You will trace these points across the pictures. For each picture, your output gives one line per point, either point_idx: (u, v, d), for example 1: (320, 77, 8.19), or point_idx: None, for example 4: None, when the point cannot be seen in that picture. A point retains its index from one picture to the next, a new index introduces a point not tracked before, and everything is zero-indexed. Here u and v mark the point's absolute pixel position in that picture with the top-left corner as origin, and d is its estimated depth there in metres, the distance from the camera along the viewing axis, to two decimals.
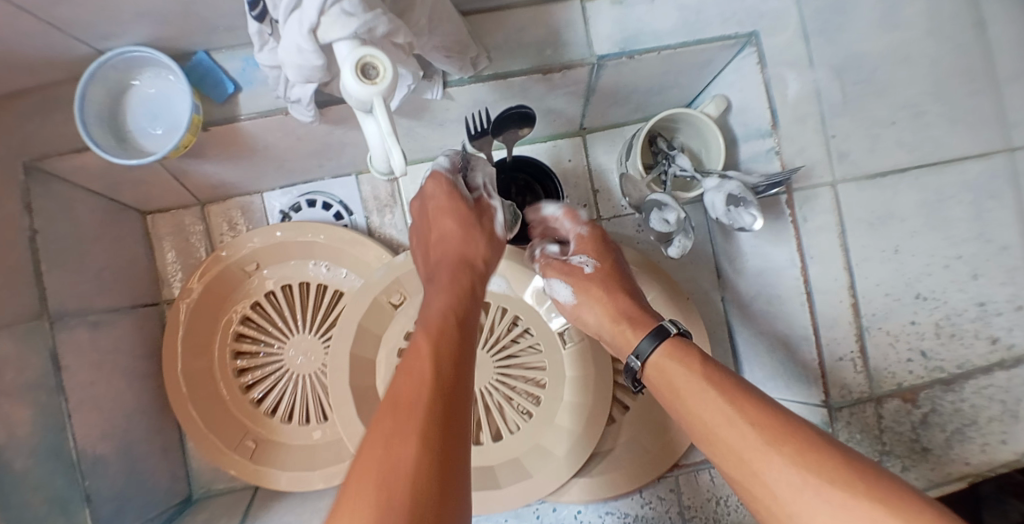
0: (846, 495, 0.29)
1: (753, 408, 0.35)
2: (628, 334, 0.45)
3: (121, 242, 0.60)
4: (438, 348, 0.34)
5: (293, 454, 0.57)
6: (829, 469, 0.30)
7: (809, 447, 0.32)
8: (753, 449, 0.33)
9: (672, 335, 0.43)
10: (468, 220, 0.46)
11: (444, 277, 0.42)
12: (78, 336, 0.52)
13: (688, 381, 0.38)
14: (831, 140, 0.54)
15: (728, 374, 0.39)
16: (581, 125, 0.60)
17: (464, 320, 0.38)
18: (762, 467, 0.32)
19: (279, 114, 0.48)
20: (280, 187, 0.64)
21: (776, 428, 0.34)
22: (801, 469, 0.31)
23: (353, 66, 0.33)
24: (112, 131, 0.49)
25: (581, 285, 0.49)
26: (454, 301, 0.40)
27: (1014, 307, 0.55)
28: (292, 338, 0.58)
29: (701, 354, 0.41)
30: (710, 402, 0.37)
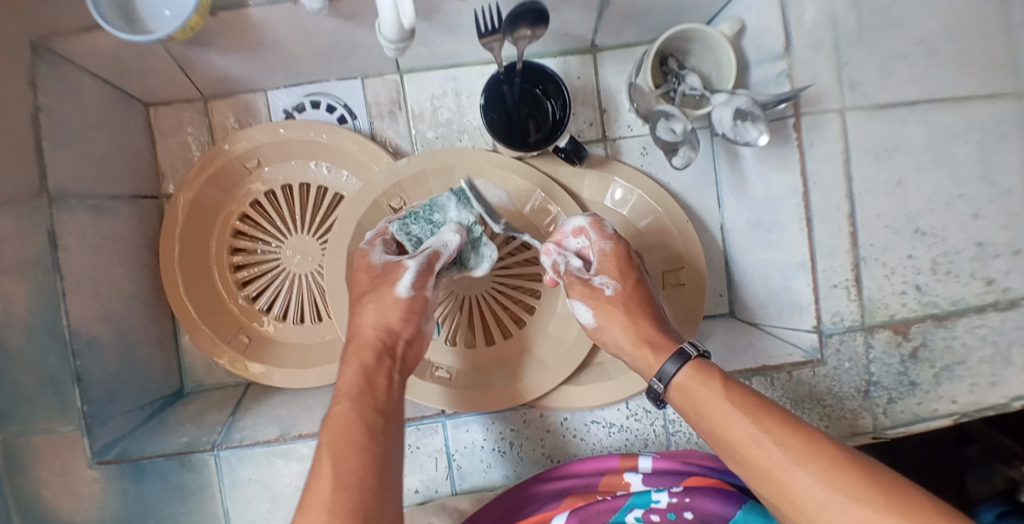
0: (874, 508, 0.31)
1: (777, 428, 0.37)
2: (649, 360, 0.44)
3: (124, 132, 0.60)
4: (343, 434, 0.38)
5: (284, 352, 0.58)
6: (858, 488, 0.32)
7: (840, 460, 0.34)
8: (785, 467, 0.35)
9: (694, 358, 0.43)
10: (371, 288, 0.48)
11: (351, 359, 0.45)
12: (78, 219, 0.51)
13: (718, 402, 0.39)
14: (844, 67, 0.53)
15: (748, 392, 0.40)
16: (592, 42, 0.60)
17: (377, 404, 0.41)
18: (796, 480, 0.34)
19: (288, 3, 0.46)
20: (285, 86, 0.63)
21: (806, 446, 0.35)
22: (832, 485, 0.33)
23: None
24: (120, 11, 0.48)
25: (601, 307, 0.48)
26: (364, 379, 0.43)
27: (1012, 250, 0.55)
28: (289, 238, 0.59)
29: (725, 374, 0.42)
30: (738, 421, 0.38)
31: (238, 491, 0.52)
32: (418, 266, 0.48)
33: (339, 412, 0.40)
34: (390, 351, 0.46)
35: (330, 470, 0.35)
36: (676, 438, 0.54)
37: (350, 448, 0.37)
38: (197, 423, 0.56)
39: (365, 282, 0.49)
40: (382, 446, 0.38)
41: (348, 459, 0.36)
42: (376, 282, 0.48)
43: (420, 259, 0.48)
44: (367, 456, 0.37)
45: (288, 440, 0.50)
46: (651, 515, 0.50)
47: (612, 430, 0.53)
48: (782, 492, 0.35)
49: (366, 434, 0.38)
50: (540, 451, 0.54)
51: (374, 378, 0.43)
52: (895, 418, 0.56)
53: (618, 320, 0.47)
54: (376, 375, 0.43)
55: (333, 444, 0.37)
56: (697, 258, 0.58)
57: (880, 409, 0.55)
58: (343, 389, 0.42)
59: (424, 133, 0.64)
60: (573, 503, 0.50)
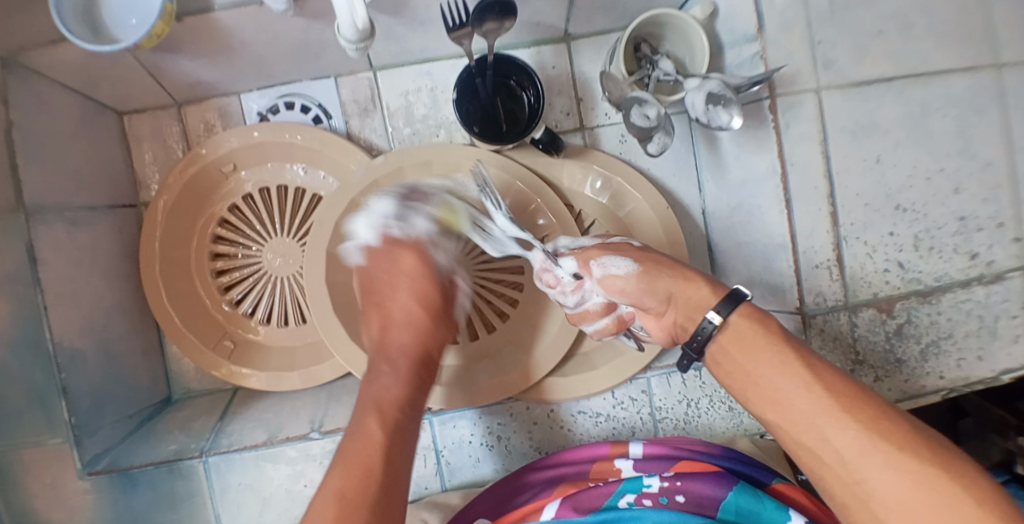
0: (918, 462, 0.32)
1: (829, 379, 0.37)
2: (702, 291, 0.42)
3: (100, 141, 0.60)
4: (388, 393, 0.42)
5: (270, 356, 0.58)
6: (901, 439, 0.33)
7: (884, 415, 0.35)
8: (830, 413, 0.35)
9: (745, 301, 0.42)
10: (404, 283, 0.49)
11: (402, 352, 0.46)
12: (55, 232, 0.51)
13: (764, 353, 0.39)
14: (817, 47, 0.52)
15: (800, 344, 0.40)
16: (566, 30, 0.59)
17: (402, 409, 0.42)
18: (837, 430, 0.35)
19: (254, 5, 0.46)
20: (257, 88, 0.63)
21: (858, 400, 0.36)
22: (877, 436, 0.34)
23: None
24: (86, 19, 0.47)
25: (639, 258, 0.45)
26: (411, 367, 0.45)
27: (994, 223, 0.55)
28: (270, 241, 0.59)
29: (778, 328, 0.41)
30: (785, 369, 0.38)
31: (229, 496, 0.51)
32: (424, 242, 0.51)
33: (387, 391, 0.43)
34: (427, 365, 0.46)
35: (369, 473, 0.37)
36: (663, 425, 0.55)
37: (386, 421, 0.40)
38: (185, 431, 0.56)
39: (381, 267, 0.50)
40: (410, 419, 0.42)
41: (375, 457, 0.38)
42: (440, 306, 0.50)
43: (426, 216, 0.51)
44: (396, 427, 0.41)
45: (276, 444, 0.50)
46: (642, 500, 0.48)
47: (600, 420, 0.54)
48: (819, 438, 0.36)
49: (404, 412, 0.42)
50: (529, 443, 0.54)
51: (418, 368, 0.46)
52: (882, 396, 0.56)
53: (658, 273, 0.44)
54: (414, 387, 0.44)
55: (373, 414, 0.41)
56: (677, 243, 0.57)
57: (868, 387, 0.55)
58: (388, 369, 0.44)
59: (400, 129, 0.63)
60: (563, 492, 0.49)
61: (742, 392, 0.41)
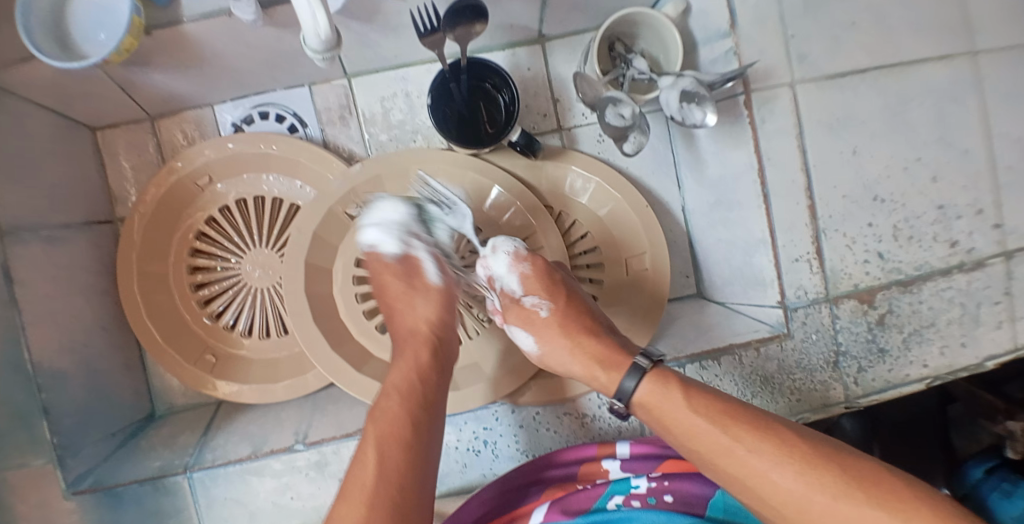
0: (847, 492, 0.34)
1: (744, 426, 0.39)
2: (598, 380, 0.45)
3: (74, 157, 0.59)
4: (388, 407, 0.41)
5: (253, 368, 0.58)
6: (827, 477, 0.35)
7: (806, 452, 0.37)
8: (761, 468, 0.37)
9: (649, 369, 0.43)
10: (403, 285, 0.49)
11: (401, 353, 0.46)
12: (31, 251, 0.50)
13: (681, 414, 0.40)
14: (790, 40, 0.53)
15: (706, 391, 0.42)
16: (540, 32, 0.59)
17: (424, 398, 0.42)
18: (775, 478, 0.36)
19: (222, 17, 0.46)
20: (231, 100, 0.63)
21: (781, 444, 0.37)
22: (808, 476, 0.36)
23: None
24: (53, 36, 0.47)
25: (541, 333, 0.48)
26: (415, 375, 0.43)
27: (974, 211, 0.56)
28: (248, 253, 0.58)
29: (682, 379, 0.42)
30: (705, 428, 0.39)
31: (216, 511, 0.51)
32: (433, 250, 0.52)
33: (387, 405, 0.41)
34: (437, 348, 0.46)
35: (374, 464, 0.37)
36: (650, 423, 0.54)
37: (390, 440, 0.38)
38: (170, 446, 0.55)
39: (394, 284, 0.49)
40: (427, 424, 0.41)
41: (392, 454, 0.38)
42: (444, 295, 0.50)
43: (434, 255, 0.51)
44: (410, 451, 0.38)
45: (261, 457, 0.50)
46: (631, 501, 0.50)
47: (586, 421, 0.54)
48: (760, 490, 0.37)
49: (412, 427, 0.40)
50: (515, 447, 0.53)
51: (422, 374, 0.44)
52: (866, 386, 0.56)
53: (553, 357, 0.48)
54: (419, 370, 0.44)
55: (376, 436, 0.39)
56: (658, 241, 0.57)
57: (851, 378, 0.55)
58: (392, 382, 0.43)
59: (377, 135, 0.63)
60: (551, 495, 0.50)
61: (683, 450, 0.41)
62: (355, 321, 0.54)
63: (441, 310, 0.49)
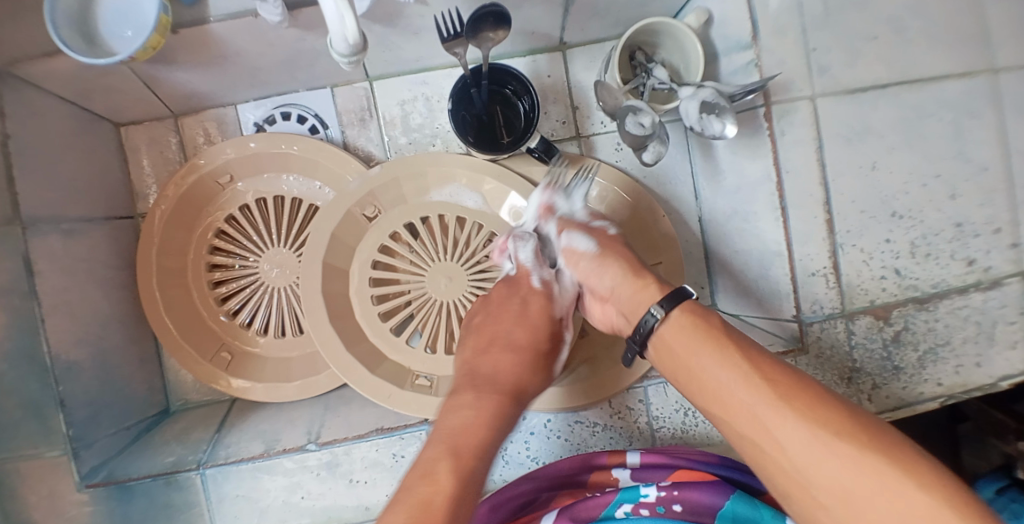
0: (856, 446, 0.30)
1: (766, 368, 0.36)
2: (650, 290, 0.43)
3: (96, 152, 0.60)
4: (465, 432, 0.40)
5: (268, 367, 0.58)
6: (840, 427, 0.31)
7: (823, 407, 0.33)
8: (767, 408, 0.34)
9: (689, 299, 0.41)
10: (507, 312, 0.49)
11: (479, 386, 0.44)
12: (51, 244, 0.51)
13: (705, 351, 0.38)
14: (811, 54, 0.53)
15: (744, 338, 0.39)
16: (561, 39, 0.59)
17: (492, 437, 0.41)
18: (776, 425, 0.33)
19: (248, 16, 0.47)
20: (253, 99, 0.63)
21: (794, 387, 0.34)
22: (816, 426, 0.32)
23: None
24: (82, 33, 0.48)
25: (603, 241, 0.48)
26: (495, 410, 0.42)
27: (991, 229, 0.56)
28: (266, 252, 0.58)
29: (721, 324, 0.39)
30: (722, 365, 0.37)
31: (227, 507, 0.51)
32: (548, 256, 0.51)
33: (467, 426, 0.41)
34: (518, 398, 0.45)
35: (443, 481, 0.36)
36: (661, 434, 0.54)
37: (462, 461, 0.38)
38: (183, 442, 0.56)
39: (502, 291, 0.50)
40: (483, 466, 0.39)
41: (457, 476, 0.37)
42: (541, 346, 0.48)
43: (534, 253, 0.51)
44: (467, 480, 0.37)
45: (273, 455, 0.50)
46: (639, 510, 0.49)
47: (597, 430, 0.54)
48: (762, 434, 0.34)
49: (478, 455, 0.39)
50: (526, 454, 0.54)
51: (503, 413, 0.43)
52: (879, 403, 0.56)
53: (615, 258, 0.46)
54: (500, 429, 0.42)
55: (449, 453, 0.38)
56: (674, 251, 0.58)
57: (865, 394, 0.55)
58: (465, 405, 0.43)
59: (396, 138, 0.64)
60: (562, 502, 0.51)
61: (691, 388, 0.39)
62: (370, 324, 0.54)
63: (537, 372, 0.47)
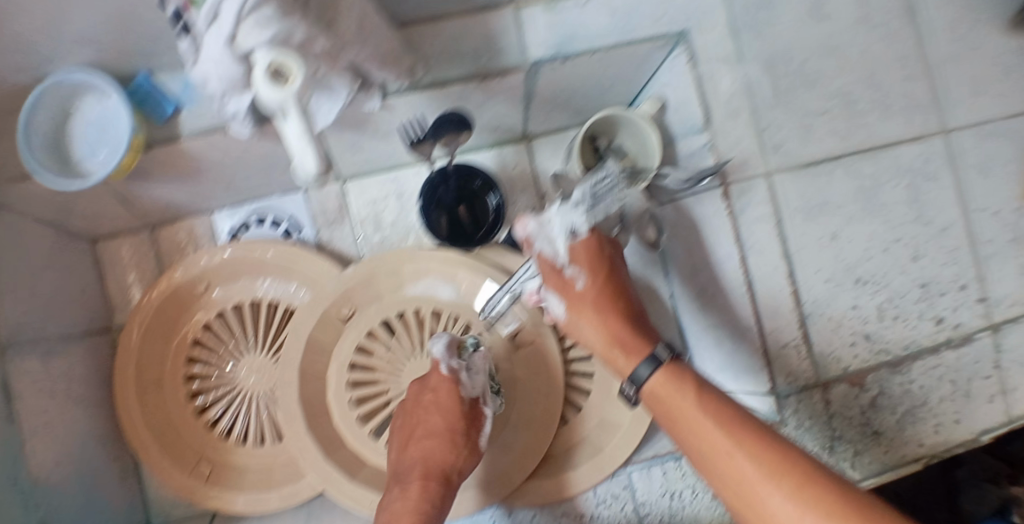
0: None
1: (750, 437, 0.38)
2: (619, 364, 0.47)
3: (75, 270, 0.61)
4: (403, 521, 0.44)
5: (249, 476, 0.57)
6: (828, 506, 0.32)
7: (807, 477, 0.34)
8: (756, 481, 0.36)
9: (665, 363, 0.45)
10: (431, 399, 0.52)
11: (413, 477, 0.48)
12: (31, 365, 0.51)
13: (692, 416, 0.41)
14: (762, 134, 0.55)
15: (725, 401, 0.41)
16: (523, 131, 0.63)
17: (431, 520, 0.45)
18: (767, 495, 0.35)
19: (219, 133, 0.48)
20: (228, 207, 0.66)
21: (779, 459, 0.36)
22: (802, 502, 0.33)
23: (264, 70, 0.33)
24: (55, 153, 0.48)
25: (573, 301, 0.50)
26: (425, 500, 0.46)
27: (958, 286, 0.57)
28: (244, 358, 0.59)
29: (699, 382, 0.43)
30: (713, 433, 0.40)
31: None
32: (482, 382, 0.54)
33: (409, 510, 0.45)
34: (444, 481, 0.49)
35: None
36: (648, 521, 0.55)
37: None
38: None
39: (421, 393, 0.52)
40: None
41: None
42: (465, 425, 0.52)
43: (455, 363, 0.52)
44: None
45: None
46: None
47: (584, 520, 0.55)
48: (759, 509, 0.36)
49: None
50: None
51: (433, 500, 0.47)
52: (863, 470, 0.56)
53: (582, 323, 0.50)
54: (434, 514, 0.46)
55: None
56: None
57: (848, 462, 0.56)
58: (399, 499, 0.47)
59: (370, 236, 0.65)
60: None
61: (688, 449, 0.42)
62: (349, 428, 0.54)
63: (462, 454, 0.51)
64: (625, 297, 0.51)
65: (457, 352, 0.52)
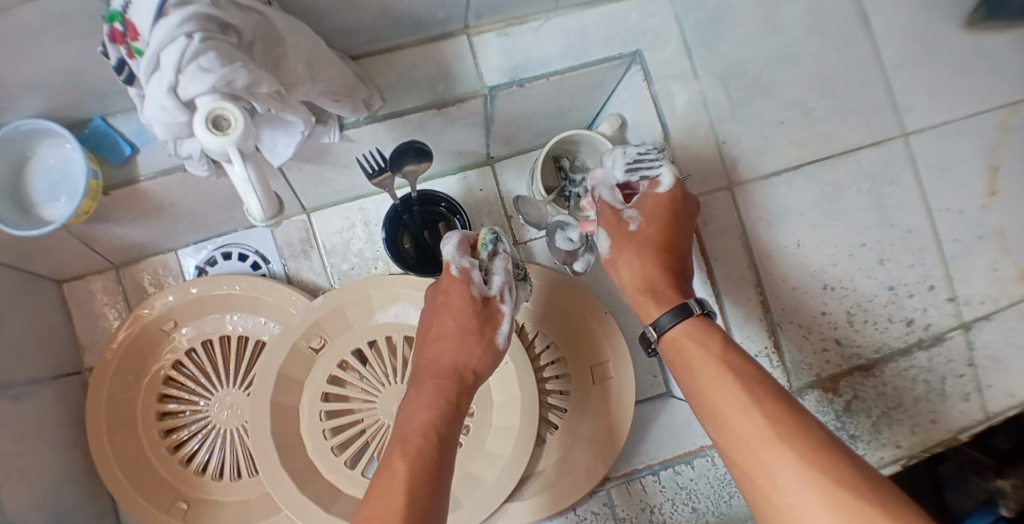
0: (839, 490, 0.33)
1: (766, 400, 0.40)
2: (648, 308, 0.49)
3: (40, 313, 0.60)
4: (410, 425, 0.44)
5: (225, 512, 0.57)
6: (829, 474, 0.34)
7: (815, 446, 0.36)
8: (760, 443, 0.38)
9: (695, 314, 0.46)
10: (445, 302, 0.50)
11: (428, 378, 0.48)
12: (1, 410, 0.50)
13: (709, 373, 0.43)
14: (722, 146, 0.56)
15: (746, 361, 0.43)
16: (487, 154, 0.63)
17: (441, 419, 0.45)
18: (771, 459, 0.37)
19: (178, 170, 0.48)
20: (193, 244, 0.66)
21: (794, 432, 0.37)
22: (805, 468, 0.35)
23: (201, 119, 0.31)
24: (14, 201, 0.48)
25: (622, 240, 0.52)
26: (435, 402, 0.45)
27: (926, 287, 0.58)
28: (216, 393, 0.59)
29: (723, 339, 0.45)
30: (728, 392, 0.41)
31: None
32: (499, 284, 0.51)
33: (419, 414, 0.45)
34: (461, 382, 0.47)
35: (400, 470, 0.40)
36: None
37: (410, 453, 0.42)
38: None
39: (444, 299, 0.50)
40: (440, 449, 0.43)
41: (407, 464, 0.41)
42: (474, 325, 0.49)
43: (465, 266, 0.50)
44: (420, 462, 0.41)
45: None
46: None
47: None
48: (758, 469, 0.38)
49: (432, 440, 0.43)
50: None
51: (445, 399, 0.46)
52: None
53: (625, 264, 0.51)
54: (446, 409, 0.45)
55: (404, 449, 0.42)
56: (619, 348, 0.57)
57: None
58: (414, 403, 0.46)
59: (338, 265, 0.65)
60: None
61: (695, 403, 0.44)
62: (323, 458, 0.54)
63: (480, 353, 0.49)
64: (676, 249, 0.50)
65: (469, 261, 0.51)
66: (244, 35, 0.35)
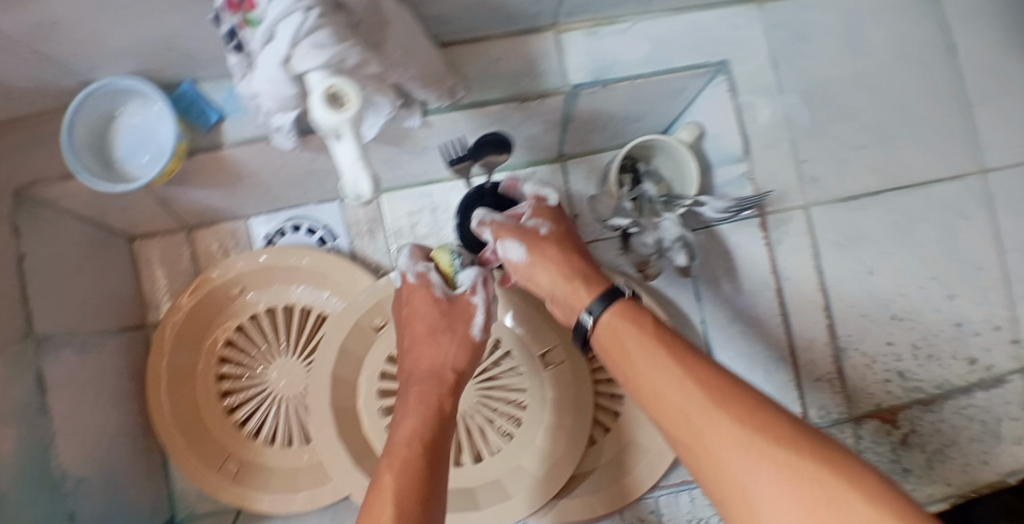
0: (787, 456, 0.27)
1: (703, 373, 0.33)
2: (580, 293, 0.42)
3: (109, 267, 0.61)
4: (397, 443, 0.41)
5: (275, 478, 0.58)
6: (773, 439, 0.28)
7: (755, 411, 0.30)
8: (698, 418, 0.31)
9: (623, 298, 0.41)
10: (415, 308, 0.48)
11: (415, 387, 0.46)
12: (65, 358, 0.51)
13: (643, 357, 0.36)
14: (801, 164, 0.56)
15: (677, 337, 0.37)
16: (560, 151, 0.64)
17: (432, 422, 0.43)
18: (709, 432, 0.30)
19: (260, 142, 0.48)
20: (264, 215, 0.67)
21: (746, 407, 0.30)
22: (750, 435, 0.29)
23: (321, 93, 0.31)
24: (98, 155, 0.48)
25: (535, 244, 0.45)
26: (420, 411, 0.43)
27: (992, 327, 0.57)
28: (275, 361, 0.60)
29: (656, 317, 0.39)
30: (665, 374, 0.34)
31: None
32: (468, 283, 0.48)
33: (406, 423, 0.42)
34: (447, 384, 0.46)
35: (387, 484, 0.38)
36: None
37: (397, 465, 0.39)
38: None
39: (414, 305, 0.48)
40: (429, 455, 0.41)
41: (396, 475, 0.38)
42: (444, 324, 0.47)
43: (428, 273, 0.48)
44: (411, 472, 0.39)
45: None
46: None
47: None
48: (701, 449, 0.31)
49: (420, 449, 0.41)
50: None
51: (431, 402, 0.44)
52: None
53: (545, 267, 0.44)
54: (429, 415, 0.43)
55: (394, 458, 0.40)
56: None
57: None
58: (400, 417, 0.44)
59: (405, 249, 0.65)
60: None
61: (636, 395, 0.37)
62: (379, 437, 0.54)
63: (461, 353, 0.48)
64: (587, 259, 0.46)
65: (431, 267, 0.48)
66: (355, 14, 0.35)
